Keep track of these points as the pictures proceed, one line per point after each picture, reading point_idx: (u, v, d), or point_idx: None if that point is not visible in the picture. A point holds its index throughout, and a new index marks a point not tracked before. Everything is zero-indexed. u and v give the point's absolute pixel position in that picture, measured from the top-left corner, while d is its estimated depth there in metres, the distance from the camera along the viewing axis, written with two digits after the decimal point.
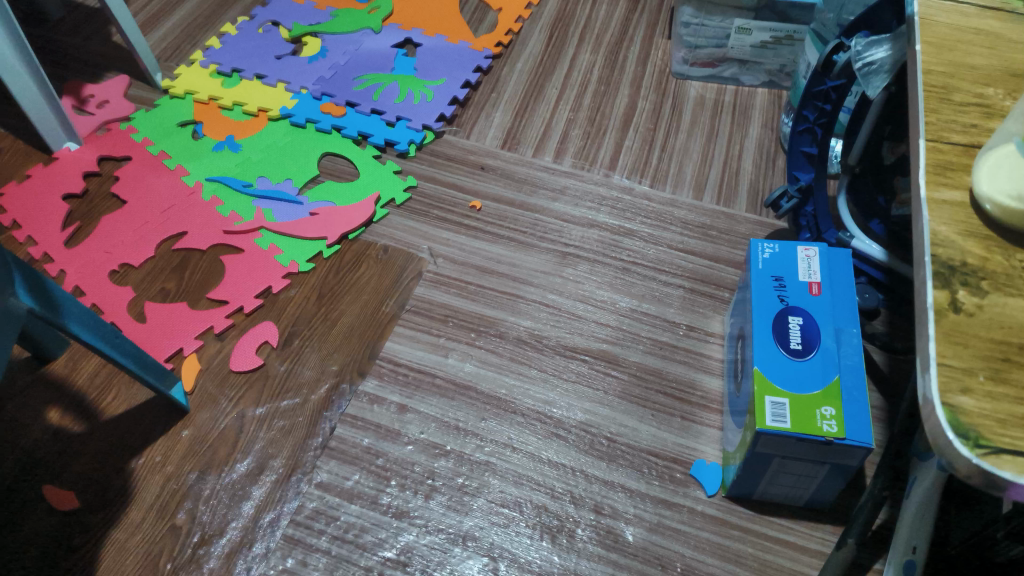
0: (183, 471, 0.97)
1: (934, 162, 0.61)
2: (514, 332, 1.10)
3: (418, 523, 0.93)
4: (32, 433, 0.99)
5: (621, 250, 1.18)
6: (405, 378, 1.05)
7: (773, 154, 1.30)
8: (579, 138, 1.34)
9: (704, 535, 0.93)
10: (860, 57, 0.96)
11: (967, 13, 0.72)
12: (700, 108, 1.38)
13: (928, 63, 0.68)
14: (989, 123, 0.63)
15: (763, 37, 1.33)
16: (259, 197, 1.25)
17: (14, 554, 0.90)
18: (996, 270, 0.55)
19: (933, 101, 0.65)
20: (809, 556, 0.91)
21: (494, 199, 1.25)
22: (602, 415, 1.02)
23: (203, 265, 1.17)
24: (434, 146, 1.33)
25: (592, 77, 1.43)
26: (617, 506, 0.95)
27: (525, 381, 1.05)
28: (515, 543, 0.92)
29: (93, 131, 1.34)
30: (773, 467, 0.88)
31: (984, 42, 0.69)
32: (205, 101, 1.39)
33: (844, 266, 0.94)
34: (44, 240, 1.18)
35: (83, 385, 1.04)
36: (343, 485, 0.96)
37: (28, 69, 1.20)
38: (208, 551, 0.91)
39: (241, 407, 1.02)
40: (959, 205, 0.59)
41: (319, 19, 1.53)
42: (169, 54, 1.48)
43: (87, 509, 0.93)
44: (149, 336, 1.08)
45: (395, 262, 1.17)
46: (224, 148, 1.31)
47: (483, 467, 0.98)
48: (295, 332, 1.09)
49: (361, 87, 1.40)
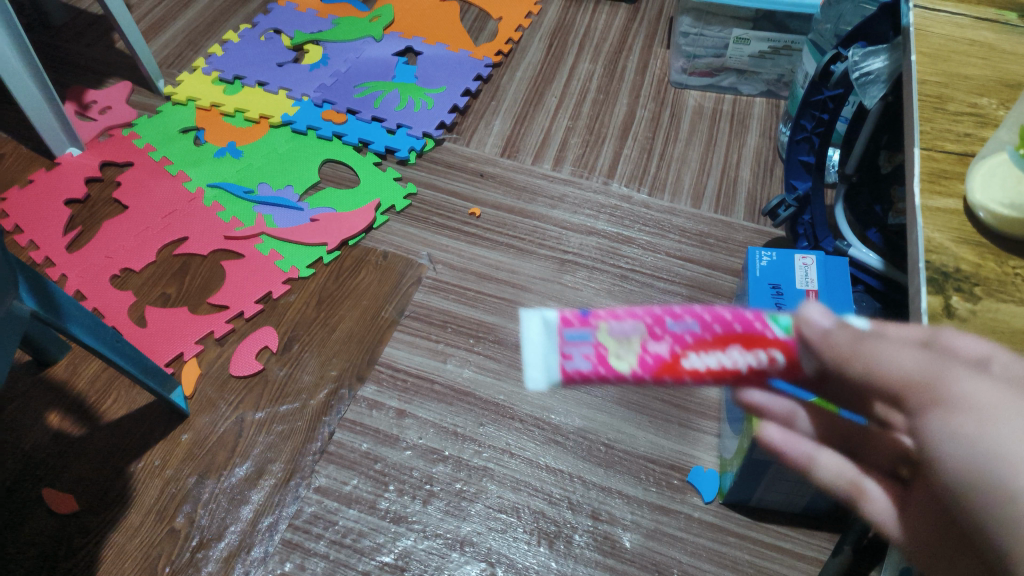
0: (182, 474, 0.97)
1: (929, 170, 0.62)
2: (513, 338, 1.10)
3: (417, 528, 0.94)
4: (32, 436, 1.00)
5: (620, 258, 1.19)
6: (404, 384, 1.06)
7: (771, 163, 1.31)
8: (578, 146, 1.35)
9: (701, 541, 0.93)
10: (857, 68, 0.97)
11: (962, 24, 0.73)
12: (699, 117, 1.39)
13: (923, 73, 0.68)
14: (982, 132, 0.64)
15: (761, 47, 1.34)
16: (260, 203, 1.26)
17: (14, 557, 0.90)
18: (989, 276, 0.56)
19: (928, 110, 0.66)
20: (806, 562, 0.92)
21: (493, 207, 1.25)
22: (600, 421, 1.03)
23: (203, 270, 1.18)
24: (434, 153, 1.34)
25: (591, 86, 1.44)
26: (614, 512, 0.95)
27: (523, 387, 1.06)
28: (513, 548, 0.92)
29: (95, 137, 1.35)
30: (770, 474, 0.88)
31: (978, 53, 0.70)
32: (207, 108, 1.40)
33: (842, 274, 0.95)
34: (46, 244, 1.18)
35: (83, 389, 1.05)
36: (341, 489, 0.97)
37: (28, 70, 1.20)
38: (206, 555, 0.91)
39: (241, 411, 1.03)
40: (952, 213, 0.60)
41: (321, 26, 1.55)
42: (171, 61, 1.49)
43: (87, 511, 0.94)
44: (150, 341, 1.09)
45: (394, 268, 1.18)
46: (225, 154, 1.32)
47: (481, 472, 0.98)
48: (295, 337, 1.10)
49: (361, 95, 1.42)
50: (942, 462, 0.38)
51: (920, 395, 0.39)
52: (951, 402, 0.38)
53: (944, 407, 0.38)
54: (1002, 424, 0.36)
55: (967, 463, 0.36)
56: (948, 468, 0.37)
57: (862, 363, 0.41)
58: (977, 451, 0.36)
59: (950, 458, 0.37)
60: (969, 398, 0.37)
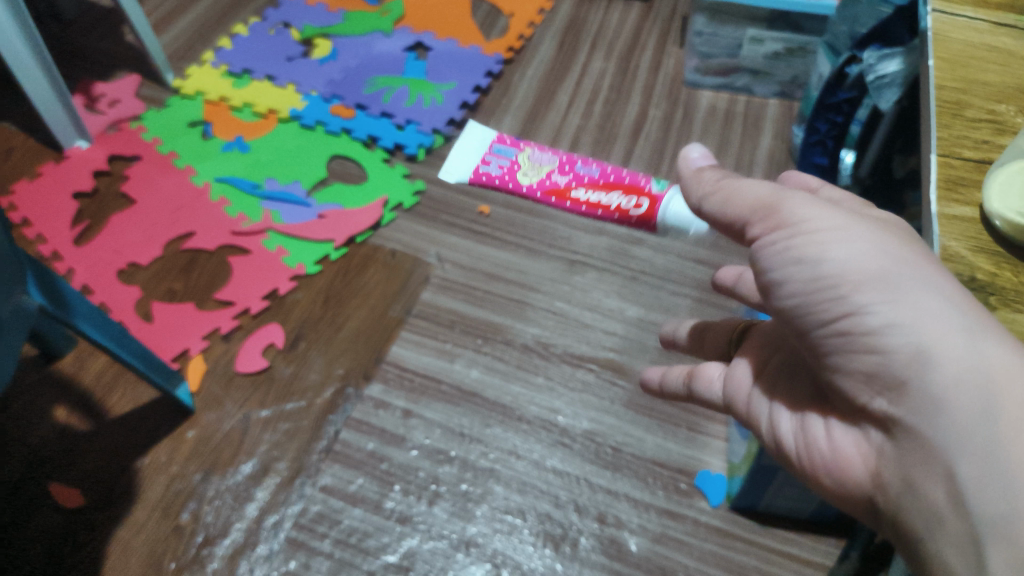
0: (188, 471, 0.97)
1: (945, 177, 0.60)
2: (522, 339, 1.09)
3: (421, 529, 0.93)
4: (39, 432, 0.99)
5: (630, 260, 1.18)
6: (411, 384, 1.05)
7: (784, 165, 1.30)
8: (589, 145, 1.33)
9: (707, 546, 0.92)
10: (872, 70, 0.96)
11: (980, 29, 0.71)
12: (711, 118, 1.37)
13: (941, 79, 0.67)
14: (1000, 139, 0.62)
15: (775, 47, 1.32)
16: (267, 198, 1.25)
17: (19, 553, 0.90)
18: (1006, 285, 0.54)
19: (945, 116, 0.64)
20: (812, 569, 0.90)
21: (503, 205, 1.24)
22: (607, 424, 1.02)
23: (210, 266, 1.17)
24: (444, 150, 1.33)
25: (604, 85, 1.43)
26: (621, 515, 0.94)
27: (530, 389, 1.05)
28: (518, 550, 0.92)
29: (104, 130, 1.34)
30: (778, 480, 0.86)
31: (997, 60, 0.68)
32: (216, 101, 1.39)
33: None
34: (54, 237, 1.18)
35: (89, 384, 1.04)
36: (346, 489, 0.96)
37: (43, 71, 1.21)
38: (212, 552, 0.91)
39: (247, 409, 1.02)
40: (970, 221, 0.58)
41: (331, 20, 1.53)
42: (180, 54, 1.48)
43: (92, 507, 0.93)
44: (156, 336, 1.08)
45: (402, 267, 1.17)
46: (233, 149, 1.31)
47: (487, 474, 0.97)
48: (301, 335, 1.09)
49: (371, 90, 1.40)
50: (796, 279, 0.50)
51: (767, 220, 0.52)
52: (794, 225, 0.50)
53: (793, 234, 0.50)
54: (841, 245, 0.49)
55: (816, 279, 0.49)
56: (800, 287, 0.50)
57: (723, 200, 0.56)
58: (822, 268, 0.49)
59: (799, 276, 0.50)
60: (810, 223, 0.50)
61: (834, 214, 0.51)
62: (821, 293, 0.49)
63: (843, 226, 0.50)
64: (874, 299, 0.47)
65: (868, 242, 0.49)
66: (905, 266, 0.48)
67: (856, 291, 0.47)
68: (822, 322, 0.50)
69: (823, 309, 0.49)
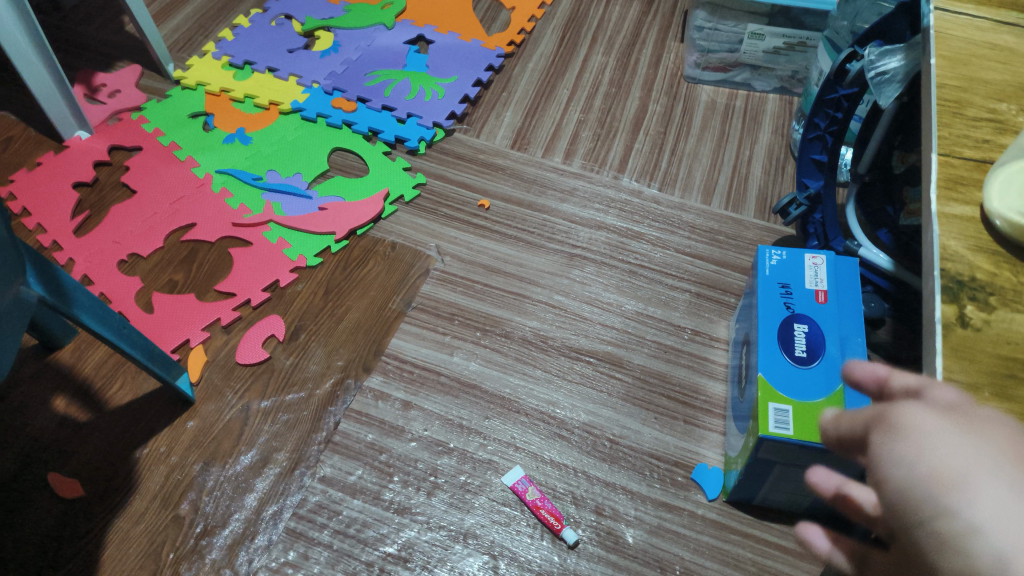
0: (188, 461, 0.97)
1: (945, 176, 0.59)
2: (521, 332, 1.10)
3: (420, 520, 0.94)
4: (38, 421, 1.00)
5: (629, 253, 1.19)
6: (411, 375, 1.05)
7: (783, 161, 1.30)
8: (589, 139, 1.34)
9: (704, 539, 0.93)
10: (872, 67, 0.95)
11: (982, 28, 0.70)
12: (711, 113, 1.38)
13: (942, 78, 0.65)
14: (1001, 139, 0.61)
15: (775, 43, 1.32)
16: (268, 190, 1.25)
17: (11, 554, 0.89)
18: (1005, 286, 0.53)
19: (946, 115, 0.63)
20: (808, 562, 0.91)
21: (503, 199, 1.25)
22: (604, 417, 1.03)
23: (211, 257, 1.17)
24: (444, 144, 1.33)
25: (604, 79, 1.43)
26: (618, 507, 0.95)
27: (529, 381, 1.05)
28: (515, 541, 0.92)
29: (104, 121, 1.34)
30: (775, 474, 0.88)
31: (998, 58, 0.67)
32: (217, 93, 1.39)
33: (852, 275, 0.93)
34: (55, 227, 1.18)
35: (89, 374, 1.05)
36: (346, 480, 0.97)
37: (46, 66, 1.21)
38: (211, 542, 0.92)
39: (247, 399, 1.03)
40: (969, 220, 0.56)
41: (333, 12, 1.53)
42: (180, 45, 1.48)
43: (91, 498, 0.94)
44: (156, 327, 1.09)
45: (402, 259, 1.17)
46: (235, 140, 1.31)
47: (486, 465, 0.98)
48: (301, 327, 1.10)
49: (372, 82, 1.40)
50: (882, 490, 0.35)
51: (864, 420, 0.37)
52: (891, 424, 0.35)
53: (894, 438, 0.35)
54: (939, 443, 0.33)
55: (907, 488, 0.34)
56: (888, 497, 0.35)
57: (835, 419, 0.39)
58: (913, 471, 0.33)
59: (890, 483, 0.34)
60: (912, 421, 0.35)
61: (936, 412, 0.35)
62: (910, 498, 0.33)
63: (945, 423, 0.34)
64: (961, 500, 0.32)
65: (969, 439, 0.33)
66: (1011, 470, 0.32)
67: (943, 493, 0.32)
68: (902, 525, 0.34)
69: (903, 518, 0.34)
